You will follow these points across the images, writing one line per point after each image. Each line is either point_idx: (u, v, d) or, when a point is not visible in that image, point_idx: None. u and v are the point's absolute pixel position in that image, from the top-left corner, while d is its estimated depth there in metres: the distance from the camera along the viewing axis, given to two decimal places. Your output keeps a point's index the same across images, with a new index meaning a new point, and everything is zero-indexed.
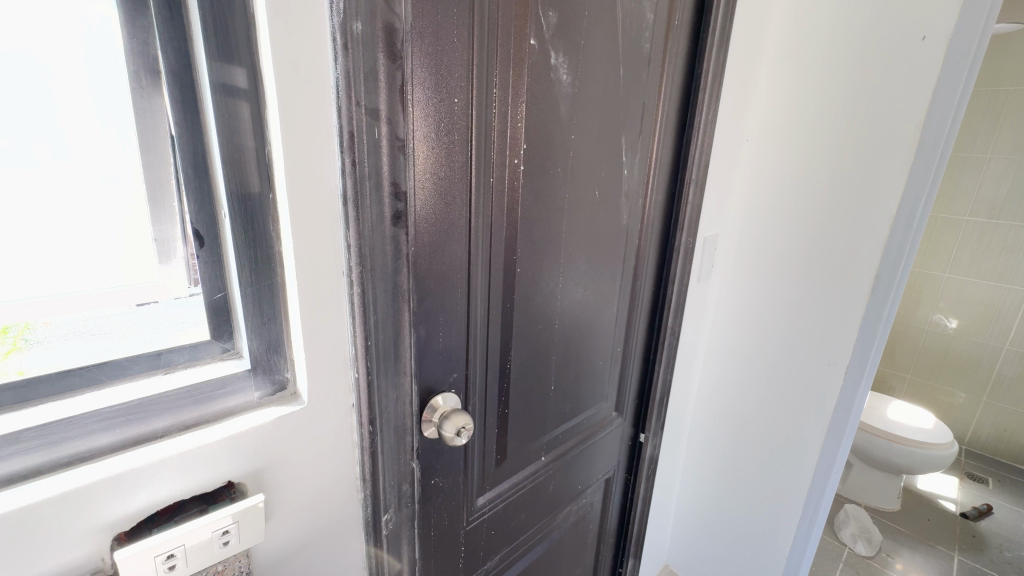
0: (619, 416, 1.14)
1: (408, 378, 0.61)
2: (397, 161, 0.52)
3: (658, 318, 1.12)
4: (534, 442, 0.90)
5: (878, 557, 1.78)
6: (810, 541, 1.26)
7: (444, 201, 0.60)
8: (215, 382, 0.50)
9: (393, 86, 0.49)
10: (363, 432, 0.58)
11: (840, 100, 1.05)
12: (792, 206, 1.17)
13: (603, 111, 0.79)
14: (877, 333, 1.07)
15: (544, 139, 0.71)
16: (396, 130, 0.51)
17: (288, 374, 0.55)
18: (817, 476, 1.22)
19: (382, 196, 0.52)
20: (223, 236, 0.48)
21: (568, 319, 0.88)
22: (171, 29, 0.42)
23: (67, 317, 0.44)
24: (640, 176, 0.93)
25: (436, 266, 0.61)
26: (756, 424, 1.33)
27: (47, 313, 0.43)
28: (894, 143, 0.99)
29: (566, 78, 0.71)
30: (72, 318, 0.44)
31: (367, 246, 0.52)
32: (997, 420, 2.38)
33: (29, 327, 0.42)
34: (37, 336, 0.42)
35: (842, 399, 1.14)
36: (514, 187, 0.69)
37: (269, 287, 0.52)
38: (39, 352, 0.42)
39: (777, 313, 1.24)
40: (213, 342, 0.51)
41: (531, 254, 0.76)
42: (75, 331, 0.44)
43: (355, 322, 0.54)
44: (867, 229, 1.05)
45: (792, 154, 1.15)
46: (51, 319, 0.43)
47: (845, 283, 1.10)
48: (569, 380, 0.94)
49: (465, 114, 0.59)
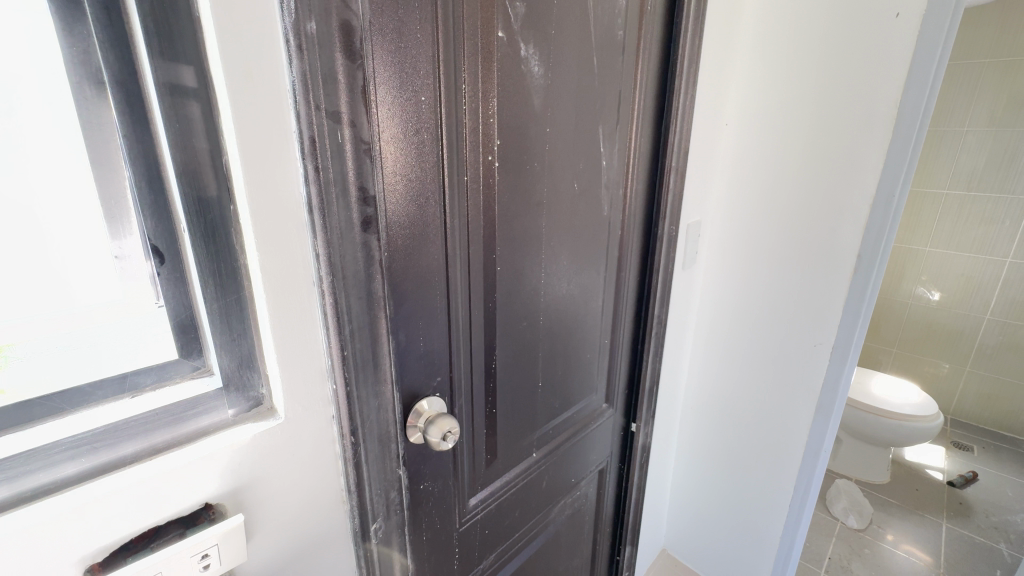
0: (609, 407, 1.14)
1: (389, 386, 0.60)
2: (363, 164, 0.50)
3: (644, 307, 1.12)
4: (525, 439, 0.90)
5: (869, 529, 1.81)
6: (801, 519, 1.28)
7: (417, 202, 0.58)
8: (185, 403, 0.48)
9: (352, 84, 0.47)
10: (345, 442, 0.57)
11: (816, 82, 1.05)
12: (772, 190, 1.17)
13: (578, 101, 0.78)
14: (861, 311, 1.08)
15: (518, 134, 0.69)
16: (360, 132, 0.49)
17: (263, 390, 0.53)
18: (807, 456, 1.23)
19: (349, 202, 0.50)
20: (185, 251, 0.46)
21: (553, 314, 0.88)
22: (112, 35, 0.39)
23: (48, 336, 0.43)
24: (619, 166, 0.92)
25: (412, 269, 0.60)
26: (746, 407, 1.34)
27: (31, 331, 0.42)
28: (871, 123, 0.99)
29: (538, 69, 0.69)
30: (54, 336, 0.43)
31: (337, 254, 0.50)
32: (981, 388, 2.43)
33: (8, 345, 0.40)
34: (16, 353, 0.40)
35: (828, 378, 1.16)
36: (490, 184, 0.68)
37: (238, 301, 0.50)
38: (18, 370, 0.41)
39: (762, 297, 1.24)
40: (182, 360, 0.49)
41: (512, 251, 0.75)
42: (56, 344, 0.43)
43: (329, 332, 0.53)
44: (849, 210, 1.05)
45: (771, 137, 1.14)
46: (34, 337, 0.42)
47: (828, 263, 1.11)
48: (557, 375, 0.94)
49: (433, 112, 0.57)
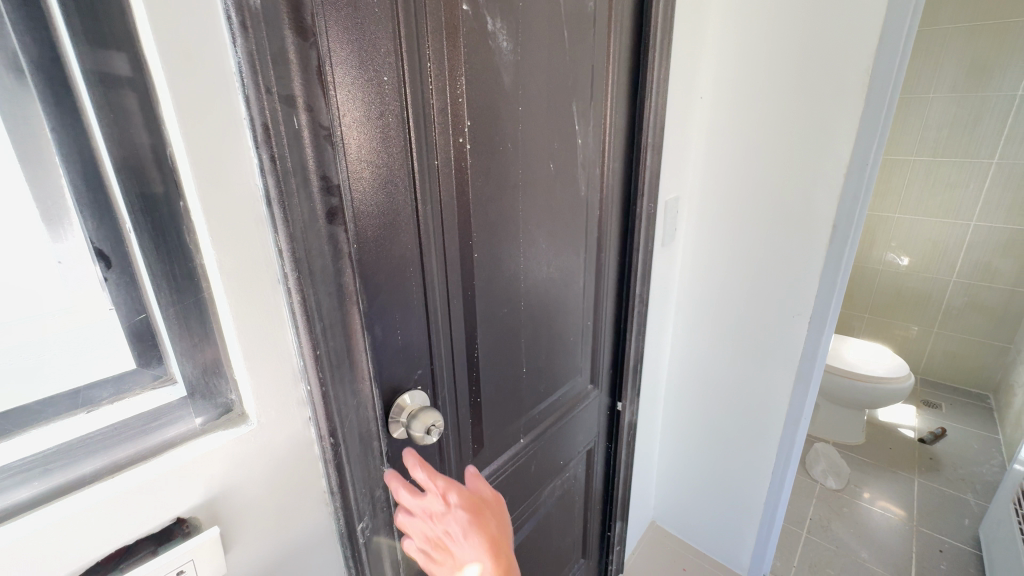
0: (595, 388, 1.14)
1: (367, 383, 0.58)
2: (324, 151, 0.47)
3: (626, 286, 1.11)
4: (511, 425, 0.89)
5: (847, 489, 1.88)
6: (784, 484, 1.32)
7: (386, 189, 0.55)
8: (146, 416, 0.45)
9: (304, 60, 0.43)
10: (324, 444, 0.54)
11: (789, 51, 1.03)
12: (747, 164, 1.16)
13: (550, 77, 0.75)
14: (838, 280, 1.09)
15: (488, 114, 0.67)
16: (318, 117, 0.46)
17: (233, 396, 0.50)
18: (788, 423, 1.26)
19: (312, 193, 0.47)
20: (134, 253, 0.42)
21: (534, 299, 0.86)
22: (26, 16, 0.35)
23: None
24: (595, 144, 0.89)
25: (384, 261, 0.57)
26: (728, 380, 1.36)
27: None
28: (844, 91, 0.99)
29: (506, 45, 0.66)
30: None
31: (301, 249, 0.47)
32: (948, 348, 2.53)
33: None
34: None
35: (807, 348, 1.18)
36: (462, 168, 0.65)
37: (196, 304, 0.46)
38: None
39: (742, 270, 1.24)
40: (141, 370, 0.46)
41: (488, 237, 0.72)
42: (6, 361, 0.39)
43: (299, 331, 0.49)
44: (823, 180, 1.06)
45: (745, 109, 1.13)
46: None
47: (805, 234, 1.11)
48: (541, 360, 0.93)
49: (397, 93, 0.54)
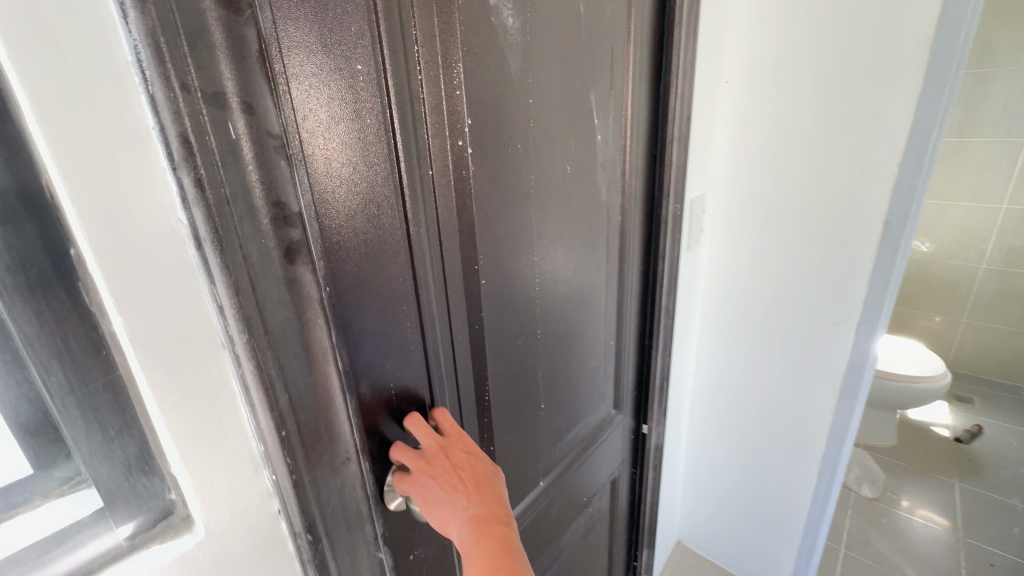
0: (619, 413, 1.01)
1: (355, 455, 0.46)
2: (275, 168, 0.34)
3: (650, 298, 0.99)
4: (530, 470, 0.77)
5: (884, 497, 1.75)
6: (827, 505, 1.21)
7: (367, 210, 0.43)
8: (42, 545, 0.32)
9: (234, 39, 0.30)
10: (300, 543, 0.42)
11: (831, 25, 0.90)
12: (781, 155, 1.03)
13: (564, 62, 0.62)
14: (890, 282, 0.98)
15: (493, 109, 0.54)
16: (264, 122, 0.33)
17: (172, 497, 0.37)
18: (831, 440, 1.15)
19: (263, 226, 0.34)
20: (8, 323, 0.29)
21: (552, 323, 0.74)
22: None
23: None
24: (616, 140, 0.76)
25: (369, 302, 0.45)
26: (760, 394, 1.24)
27: None
28: (898, 68, 0.86)
29: (512, 23, 0.53)
30: None
31: (251, 303, 0.34)
32: (977, 338, 2.40)
33: None
34: None
35: (854, 358, 1.06)
36: (462, 177, 0.53)
37: (105, 388, 0.33)
38: None
39: (776, 274, 1.12)
40: (40, 477, 0.33)
41: (498, 259, 0.60)
42: None
43: (256, 409, 0.37)
44: (873, 170, 0.93)
45: (779, 93, 0.99)
46: None
47: (852, 231, 0.99)
48: (561, 391, 0.80)
49: (376, 85, 0.41)
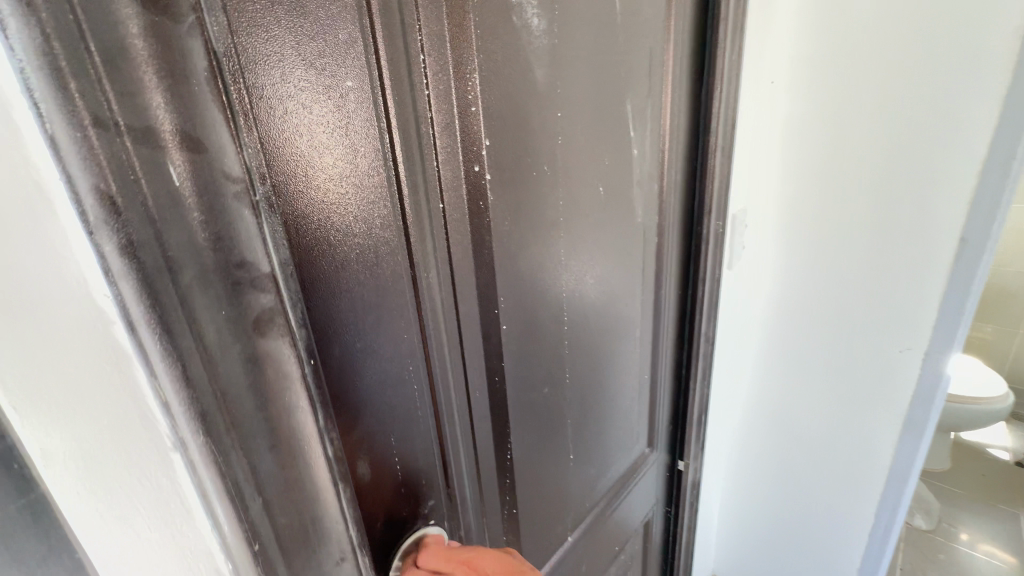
0: (652, 451, 0.92)
1: (356, 553, 0.37)
2: (235, 221, 0.26)
3: (688, 325, 0.89)
4: (557, 528, 0.68)
5: (939, 528, 1.61)
6: (885, 550, 1.09)
7: (362, 260, 0.35)
8: None
9: (160, 54, 0.22)
10: None
11: (898, 16, 0.79)
12: (835, 164, 0.92)
13: (598, 68, 0.53)
14: (966, 306, 0.86)
15: (516, 127, 0.45)
16: (218, 164, 0.25)
17: None
18: (892, 480, 1.03)
19: (221, 294, 0.26)
20: None
21: (582, 363, 0.65)
22: None
23: None
24: (653, 153, 0.67)
25: (366, 367, 0.37)
26: (807, 425, 1.12)
27: None
28: (981, 63, 0.75)
29: (538, 24, 0.45)
30: None
31: (206, 394, 0.26)
32: None
33: None
34: None
35: (920, 390, 0.94)
36: (480, 209, 0.44)
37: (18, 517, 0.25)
38: None
39: (827, 295, 1.01)
40: None
41: (521, 299, 0.52)
42: None
43: (222, 522, 0.28)
44: (948, 180, 0.82)
45: (833, 94, 0.89)
46: None
47: (920, 248, 0.87)
48: (591, 436, 0.71)
49: (372, 106, 0.34)
